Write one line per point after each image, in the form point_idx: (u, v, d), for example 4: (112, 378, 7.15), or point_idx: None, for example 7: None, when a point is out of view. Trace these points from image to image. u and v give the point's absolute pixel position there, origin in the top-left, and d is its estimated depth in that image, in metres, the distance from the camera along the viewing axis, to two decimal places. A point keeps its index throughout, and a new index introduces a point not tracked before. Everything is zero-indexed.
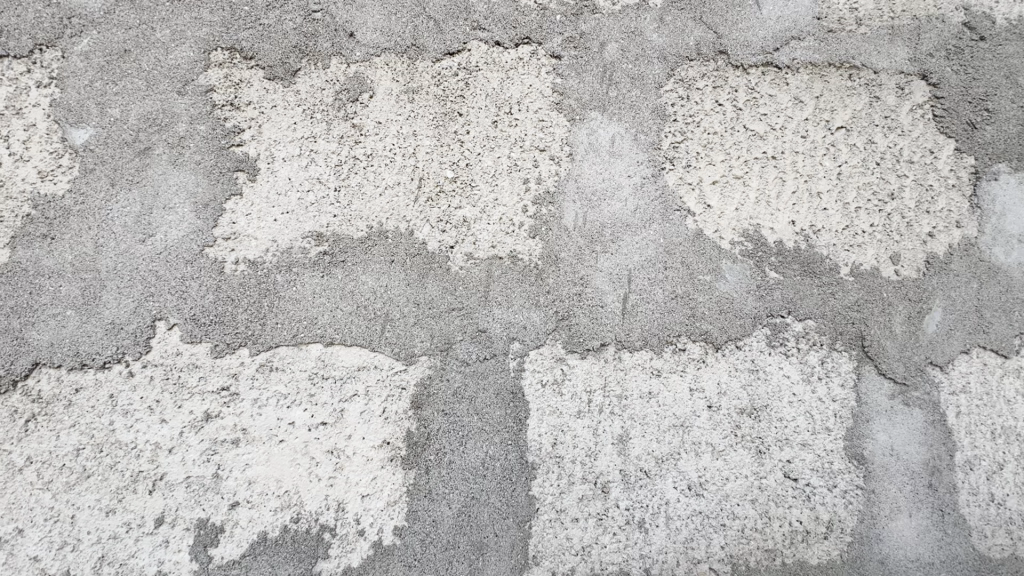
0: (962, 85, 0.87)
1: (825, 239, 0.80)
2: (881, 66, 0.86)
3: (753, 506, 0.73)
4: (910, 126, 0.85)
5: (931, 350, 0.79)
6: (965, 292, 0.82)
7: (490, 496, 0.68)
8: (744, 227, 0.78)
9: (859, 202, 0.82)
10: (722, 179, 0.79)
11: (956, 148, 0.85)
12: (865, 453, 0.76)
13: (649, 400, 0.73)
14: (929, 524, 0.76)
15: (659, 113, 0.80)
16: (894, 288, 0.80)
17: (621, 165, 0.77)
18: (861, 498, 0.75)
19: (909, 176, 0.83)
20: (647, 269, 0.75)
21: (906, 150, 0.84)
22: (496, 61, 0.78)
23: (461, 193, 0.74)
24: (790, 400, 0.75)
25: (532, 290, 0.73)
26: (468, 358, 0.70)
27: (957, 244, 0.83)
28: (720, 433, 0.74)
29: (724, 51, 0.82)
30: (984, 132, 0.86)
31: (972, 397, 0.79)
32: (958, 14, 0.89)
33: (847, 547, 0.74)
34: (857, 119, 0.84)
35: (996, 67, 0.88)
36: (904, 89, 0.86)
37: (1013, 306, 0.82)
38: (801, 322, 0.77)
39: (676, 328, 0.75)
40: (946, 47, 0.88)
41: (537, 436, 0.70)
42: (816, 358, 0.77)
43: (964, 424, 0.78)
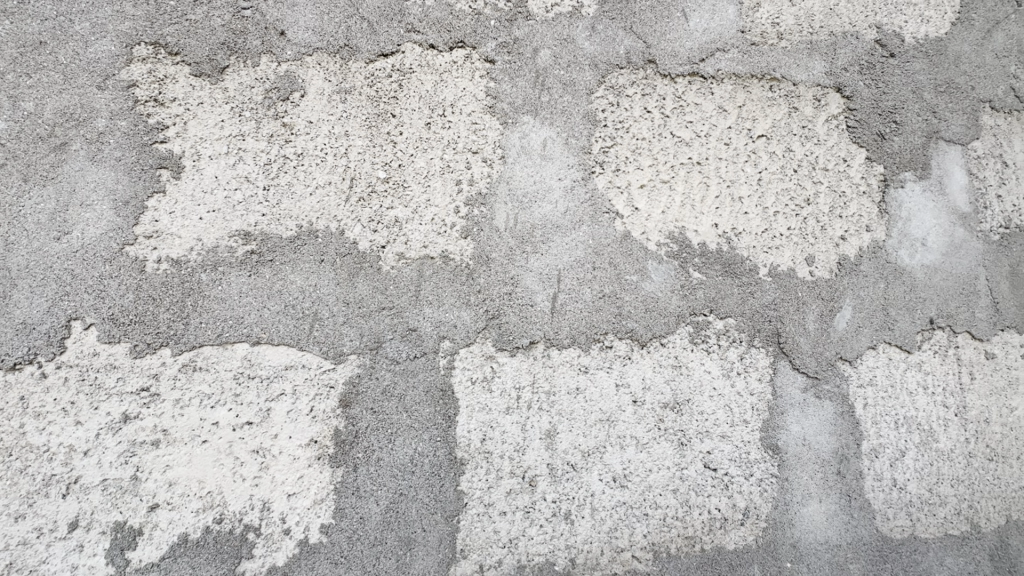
0: (873, 98, 0.93)
1: (745, 242, 0.84)
2: (800, 79, 0.91)
3: (674, 495, 0.76)
4: (825, 135, 0.90)
5: (841, 346, 0.85)
6: (873, 292, 0.87)
7: (418, 492, 0.69)
8: (669, 229, 0.82)
9: (777, 207, 0.86)
10: (650, 183, 0.83)
11: (867, 157, 0.91)
12: (780, 443, 0.80)
13: (576, 396, 0.75)
14: (837, 508, 0.81)
15: (590, 118, 0.82)
16: (808, 288, 0.85)
17: (552, 168, 0.80)
18: (775, 485, 0.79)
19: (824, 183, 0.89)
20: (575, 269, 0.78)
21: (821, 158, 0.89)
22: (430, 63, 0.79)
23: (393, 193, 0.75)
24: (711, 394, 0.79)
25: (462, 289, 0.75)
26: (398, 357, 0.72)
27: (867, 247, 0.89)
28: (644, 427, 0.77)
29: (653, 61, 0.86)
30: (892, 143, 0.93)
31: (878, 389, 0.85)
32: (871, 31, 0.95)
33: (762, 532, 0.78)
34: (776, 128, 0.89)
35: (904, 82, 0.95)
36: (820, 101, 0.91)
37: (916, 304, 0.89)
38: (721, 320, 0.81)
39: (603, 326, 0.78)
40: (860, 62, 0.94)
41: (466, 433, 0.72)
42: (735, 354, 0.81)
43: (870, 415, 0.84)
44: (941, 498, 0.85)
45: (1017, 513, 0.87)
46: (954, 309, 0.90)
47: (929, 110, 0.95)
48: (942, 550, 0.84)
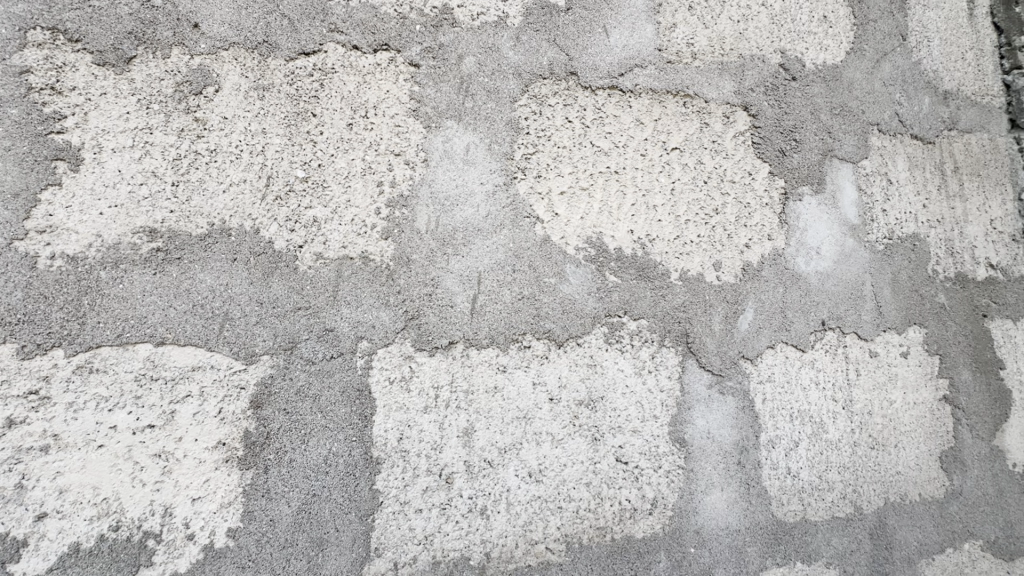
0: (776, 118, 1.01)
1: (657, 248, 0.90)
2: (711, 97, 0.98)
3: (587, 488, 0.80)
4: (733, 150, 0.97)
5: (743, 346, 0.92)
6: (773, 296, 0.95)
7: (332, 493, 0.69)
8: (587, 234, 0.86)
9: (688, 215, 0.92)
10: (570, 190, 0.87)
11: (769, 171, 0.99)
12: (686, 437, 0.86)
13: (494, 394, 0.78)
14: (737, 496, 0.87)
15: (512, 125, 0.85)
16: (714, 291, 0.92)
17: (474, 173, 0.82)
18: (681, 476, 0.85)
19: (731, 194, 0.96)
20: (495, 271, 0.80)
21: (729, 171, 0.96)
22: (353, 64, 0.79)
23: (312, 193, 0.75)
24: (623, 392, 0.84)
25: (382, 290, 0.75)
26: (314, 357, 0.71)
27: (768, 254, 0.96)
28: (559, 423, 0.80)
29: (575, 73, 0.90)
30: (792, 159, 1.01)
31: (775, 385, 0.93)
32: (775, 56, 1.04)
33: (668, 521, 0.83)
34: (688, 141, 0.95)
35: (804, 104, 1.04)
36: (729, 118, 0.98)
37: (810, 307, 0.97)
38: (635, 321, 0.86)
39: (522, 327, 0.80)
40: (765, 84, 1.02)
41: (383, 432, 0.73)
42: (647, 353, 0.86)
43: (768, 409, 0.91)
44: (829, 483, 0.93)
45: (894, 495, 0.97)
46: (844, 312, 0.99)
47: (825, 130, 1.05)
48: (829, 532, 0.92)
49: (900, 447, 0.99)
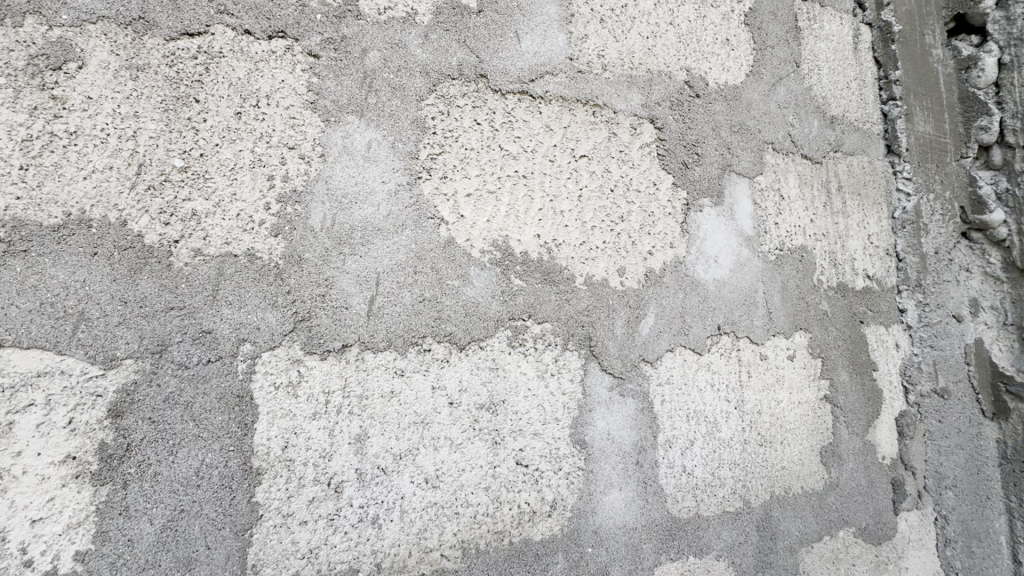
0: (680, 132, 1.06)
1: (563, 253, 0.91)
2: (619, 108, 1.01)
3: (485, 493, 0.80)
4: (639, 160, 1.01)
5: (644, 349, 0.95)
6: (673, 301, 0.99)
7: (203, 507, 0.64)
8: (493, 237, 0.86)
9: (593, 222, 0.95)
10: (476, 193, 0.86)
11: (673, 182, 1.04)
12: (587, 438, 0.88)
13: (390, 399, 0.76)
14: (634, 495, 0.90)
15: (418, 124, 0.84)
16: (618, 296, 0.94)
17: (375, 171, 0.80)
18: (581, 477, 0.86)
19: (636, 203, 0.99)
20: (395, 272, 0.78)
21: (635, 180, 1.00)
22: (244, 50, 0.75)
23: (192, 184, 0.70)
24: (525, 395, 0.84)
25: (269, 290, 0.71)
26: (188, 361, 0.66)
27: (670, 261, 1.01)
28: (458, 428, 0.79)
29: (485, 75, 0.89)
30: (694, 172, 1.06)
31: (673, 387, 0.97)
32: (681, 73, 1.09)
33: (566, 522, 0.84)
34: (596, 150, 0.98)
35: (706, 121, 1.10)
36: (636, 129, 1.02)
37: (707, 313, 1.03)
38: (538, 325, 0.87)
39: (422, 330, 0.79)
40: (671, 99, 1.07)
41: (265, 441, 0.68)
42: (550, 356, 0.87)
43: (666, 410, 0.95)
44: (721, 479, 0.99)
45: (779, 489, 1.04)
46: (738, 317, 1.06)
47: (725, 146, 1.11)
48: (720, 525, 0.97)
49: (785, 443, 1.07)
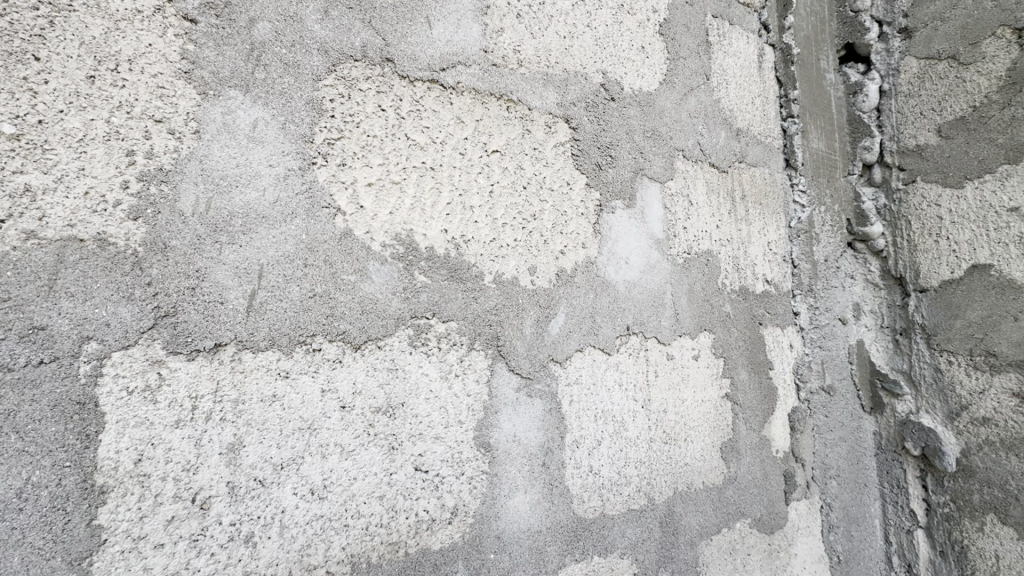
0: (595, 134, 1.07)
1: (472, 249, 0.89)
2: (534, 105, 1.00)
3: (380, 502, 0.75)
4: (553, 159, 1.01)
5: (553, 349, 0.94)
6: (584, 301, 0.99)
7: (27, 535, 0.55)
8: (396, 231, 0.82)
9: (504, 219, 0.93)
10: (379, 183, 0.81)
11: (586, 183, 1.04)
12: (491, 441, 0.85)
13: (272, 403, 0.69)
14: (540, 497, 0.89)
15: (314, 105, 0.77)
16: (528, 295, 0.93)
17: (261, 153, 0.73)
18: (484, 481, 0.84)
19: (548, 202, 0.99)
20: (282, 265, 0.72)
21: (548, 179, 0.99)
22: (101, 6, 0.65)
23: (25, 155, 0.59)
24: (426, 397, 0.80)
25: (124, 281, 0.62)
26: (12, 362, 0.56)
27: (582, 261, 1.01)
28: (350, 434, 0.74)
29: (391, 59, 0.85)
30: (607, 173, 1.07)
31: (582, 387, 0.97)
32: (597, 76, 1.10)
33: (468, 528, 0.81)
34: (509, 146, 0.96)
35: (620, 124, 1.12)
36: (551, 128, 1.01)
37: (617, 313, 1.04)
38: (443, 324, 0.83)
39: (311, 328, 0.73)
40: (586, 100, 1.07)
41: (113, 454, 0.60)
42: (454, 357, 0.84)
43: (574, 410, 0.95)
44: (627, 478, 1.00)
45: (681, 485, 1.08)
46: (647, 318, 1.08)
47: (638, 150, 1.13)
48: (625, 524, 0.98)
49: (688, 440, 1.10)
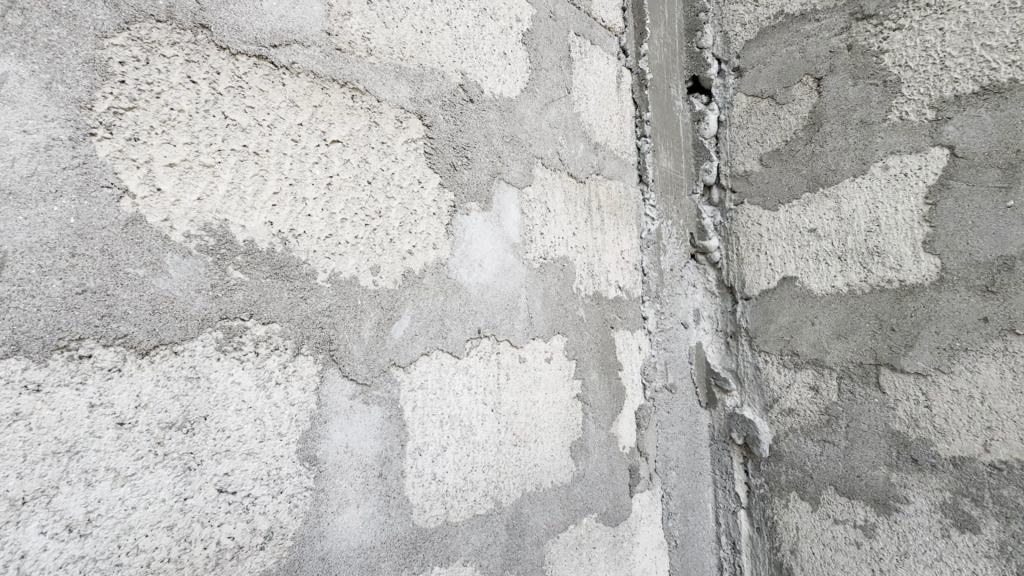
0: (450, 133, 1.05)
1: (304, 245, 0.81)
2: (384, 97, 0.95)
3: (168, 533, 0.65)
4: (403, 155, 0.97)
5: (395, 353, 0.90)
6: (432, 303, 0.97)
7: None
8: (205, 220, 0.72)
9: (344, 214, 0.87)
10: (184, 164, 0.71)
11: (439, 182, 1.02)
12: (318, 454, 0.78)
13: (12, 423, 0.56)
14: (374, 510, 0.84)
15: (97, 66, 0.65)
16: (368, 297, 0.88)
17: (12, 115, 0.60)
18: (308, 499, 0.76)
19: (396, 199, 0.95)
20: (36, 253, 0.59)
21: (397, 175, 0.95)
22: None
23: None
24: (237, 408, 0.71)
25: None
26: None
27: (431, 262, 0.98)
28: (130, 455, 0.63)
29: (206, 26, 0.75)
30: (462, 175, 1.06)
31: (426, 392, 0.93)
32: (455, 75, 1.09)
33: (285, 552, 0.73)
34: (353, 137, 0.90)
35: (478, 126, 1.11)
36: (402, 123, 0.97)
37: (468, 316, 1.02)
38: (263, 326, 0.75)
39: (78, 330, 0.61)
40: (442, 99, 1.05)
41: None
42: (275, 363, 0.76)
43: (417, 417, 0.92)
44: (473, 483, 0.99)
45: (530, 486, 1.09)
46: (499, 321, 1.08)
47: (495, 154, 1.14)
48: (469, 530, 0.97)
49: (538, 441, 1.13)
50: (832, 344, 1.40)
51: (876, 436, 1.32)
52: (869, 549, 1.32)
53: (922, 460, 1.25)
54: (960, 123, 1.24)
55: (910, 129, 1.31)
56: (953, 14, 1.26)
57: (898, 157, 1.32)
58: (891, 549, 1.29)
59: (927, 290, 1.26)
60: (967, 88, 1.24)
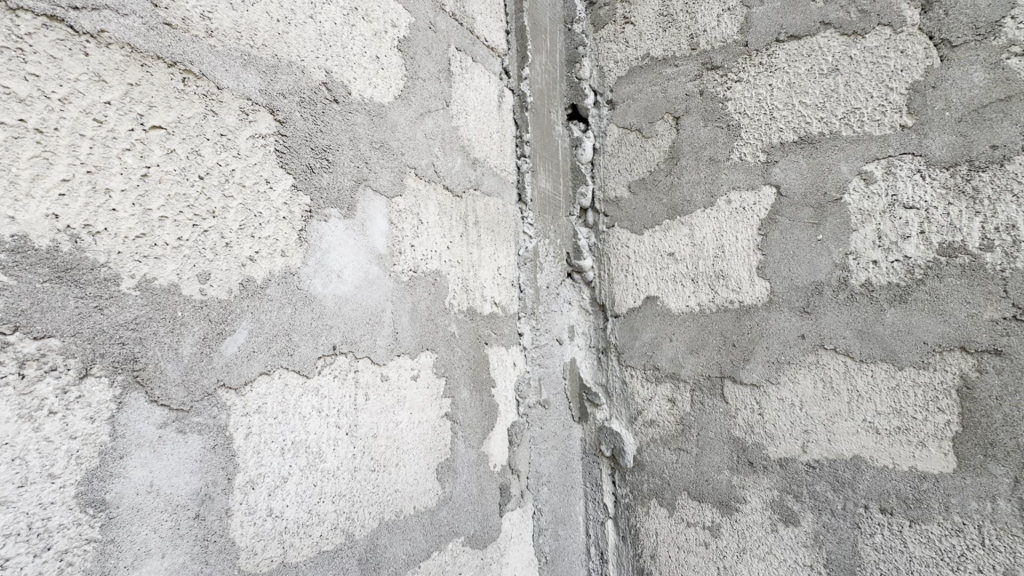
0: (307, 133, 0.97)
1: (104, 245, 0.69)
2: (226, 85, 0.85)
3: None
4: (247, 151, 0.87)
5: (224, 372, 0.79)
6: (276, 316, 0.87)
7: None
8: None
9: (165, 211, 0.75)
10: None
11: (292, 184, 0.93)
12: (108, 497, 0.65)
13: None
14: (187, 559, 0.72)
15: None
16: (193, 308, 0.76)
17: None
18: (89, 554, 0.63)
19: (236, 199, 0.84)
20: None
21: (238, 172, 0.85)
22: None
23: None
24: None
25: None
26: None
27: (278, 271, 0.88)
28: None
29: None
30: (321, 178, 0.98)
31: (264, 417, 0.83)
32: (317, 72, 1.01)
33: None
34: (181, 124, 0.79)
35: (342, 129, 1.04)
36: (247, 115, 0.87)
37: (322, 331, 0.94)
38: (35, 343, 0.61)
39: None
40: (300, 95, 0.97)
41: None
42: (51, 388, 0.62)
43: (252, 445, 0.81)
44: (320, 516, 0.89)
45: (389, 513, 1.02)
46: (359, 337, 1.01)
47: (362, 160, 1.07)
48: (313, 569, 0.88)
49: (400, 465, 1.07)
50: (686, 359, 1.53)
51: (721, 443, 1.45)
52: (715, 548, 1.43)
53: (756, 463, 1.40)
54: (784, 167, 1.42)
55: (747, 169, 1.47)
56: (780, 73, 1.44)
57: (738, 192, 1.48)
58: (732, 547, 1.41)
59: (760, 309, 1.42)
60: (789, 137, 1.41)
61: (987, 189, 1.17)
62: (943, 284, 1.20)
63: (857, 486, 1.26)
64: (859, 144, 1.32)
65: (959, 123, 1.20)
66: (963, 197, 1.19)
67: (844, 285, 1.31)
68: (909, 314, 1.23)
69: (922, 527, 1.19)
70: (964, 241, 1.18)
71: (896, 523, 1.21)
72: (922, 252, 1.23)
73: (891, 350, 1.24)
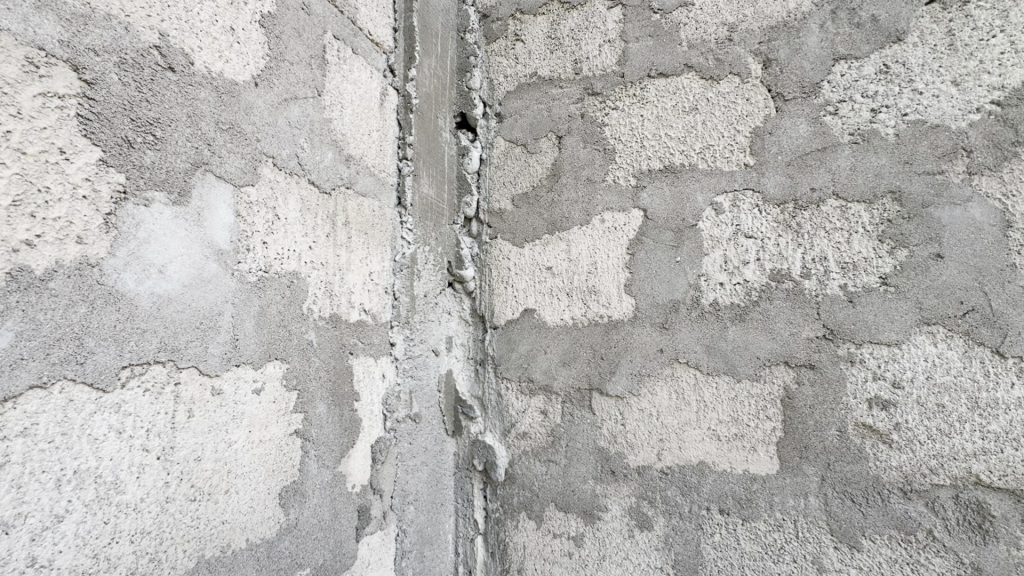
0: (126, 100, 0.82)
1: None
2: (7, 26, 0.68)
3: None
4: (33, 112, 0.70)
5: None
6: (63, 316, 0.71)
7: None
8: None
9: None
10: None
11: (100, 158, 0.78)
12: None
13: None
14: None
15: None
16: None
17: None
18: None
19: (10, 168, 0.68)
20: None
21: (17, 135, 0.69)
22: None
23: None
24: None
25: None
26: None
27: (69, 262, 0.72)
28: None
29: None
30: (143, 155, 0.83)
31: (33, 441, 0.67)
32: (147, 32, 0.86)
33: None
34: None
35: (178, 102, 0.90)
36: (38, 69, 0.71)
37: (130, 336, 0.79)
38: None
39: None
40: (121, 56, 0.81)
41: None
42: None
43: (10, 478, 0.64)
44: (110, 562, 0.74)
45: (212, 550, 0.89)
46: (185, 343, 0.87)
47: (202, 140, 0.94)
48: None
49: (231, 493, 0.93)
50: (559, 371, 1.56)
51: (587, 453, 1.50)
52: (578, 558, 1.47)
53: (617, 471, 1.46)
54: (652, 192, 1.52)
55: (619, 191, 1.56)
56: (650, 106, 1.55)
57: (611, 213, 1.56)
58: (593, 555, 1.45)
59: (625, 324, 1.50)
60: (656, 165, 1.52)
61: (807, 224, 1.35)
62: (773, 306, 1.36)
63: (701, 490, 1.37)
64: (712, 177, 1.46)
65: (788, 166, 1.38)
66: (789, 231, 1.37)
67: (696, 303, 1.43)
68: (746, 332, 1.37)
69: (752, 525, 1.31)
70: (789, 269, 1.35)
71: (731, 523, 1.33)
72: (758, 276, 1.38)
73: (732, 364, 1.37)
